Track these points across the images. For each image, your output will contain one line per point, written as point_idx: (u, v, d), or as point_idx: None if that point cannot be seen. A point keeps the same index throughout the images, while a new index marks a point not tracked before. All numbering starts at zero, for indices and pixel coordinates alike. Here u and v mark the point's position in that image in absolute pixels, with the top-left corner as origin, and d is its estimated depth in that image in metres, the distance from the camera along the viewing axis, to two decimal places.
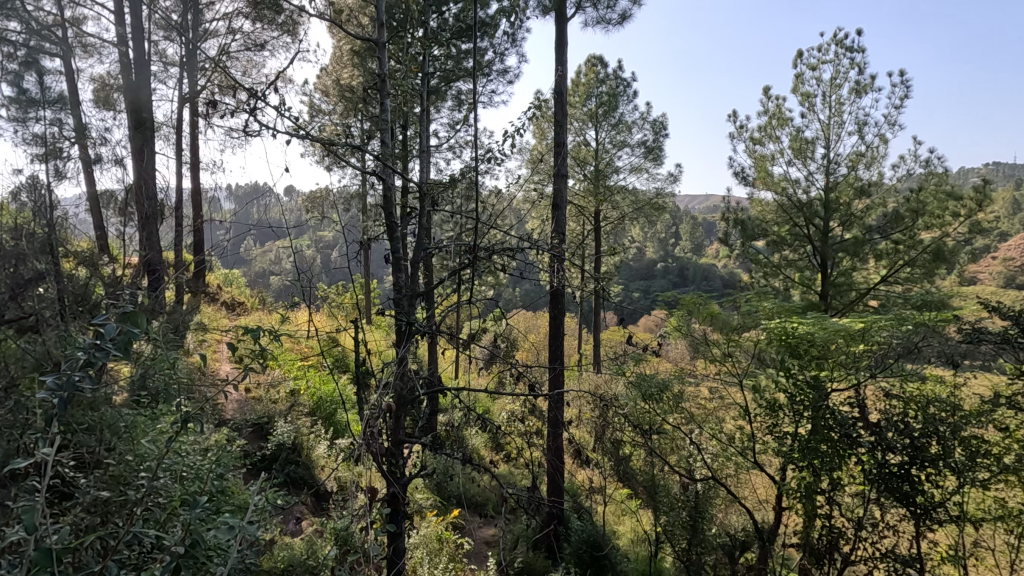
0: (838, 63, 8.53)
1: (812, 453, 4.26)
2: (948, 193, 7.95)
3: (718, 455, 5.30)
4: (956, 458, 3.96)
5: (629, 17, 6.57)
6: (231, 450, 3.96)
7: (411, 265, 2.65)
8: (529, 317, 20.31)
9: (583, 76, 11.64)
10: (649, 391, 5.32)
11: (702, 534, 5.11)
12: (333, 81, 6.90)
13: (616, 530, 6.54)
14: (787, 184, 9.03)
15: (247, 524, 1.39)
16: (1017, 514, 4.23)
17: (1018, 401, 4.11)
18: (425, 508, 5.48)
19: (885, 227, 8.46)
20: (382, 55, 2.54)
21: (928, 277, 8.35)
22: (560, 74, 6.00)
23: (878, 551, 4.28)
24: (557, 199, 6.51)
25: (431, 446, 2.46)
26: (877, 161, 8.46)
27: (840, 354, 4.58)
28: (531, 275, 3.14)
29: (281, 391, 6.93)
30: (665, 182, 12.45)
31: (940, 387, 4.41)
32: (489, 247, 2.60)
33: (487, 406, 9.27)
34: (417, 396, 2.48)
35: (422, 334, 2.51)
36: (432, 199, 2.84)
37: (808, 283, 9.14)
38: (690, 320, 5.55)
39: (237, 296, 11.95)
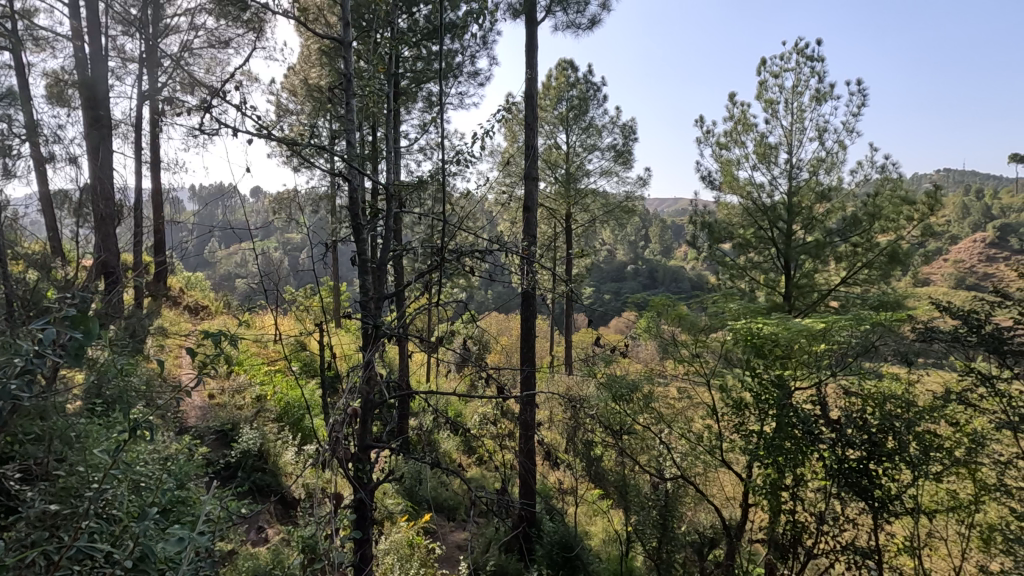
0: (799, 71, 8.78)
1: (776, 451, 4.35)
2: (903, 198, 8.26)
3: (687, 455, 5.38)
4: (911, 453, 4.11)
5: (599, 23, 6.65)
6: (192, 458, 3.84)
7: (378, 268, 2.60)
8: (502, 320, 20.40)
9: (554, 80, 11.72)
10: (620, 391, 5.39)
11: (671, 532, 5.18)
12: (301, 81, 6.78)
13: (587, 531, 6.57)
14: (752, 188, 9.29)
15: (198, 535, 1.36)
16: (967, 505, 4.43)
17: (968, 396, 4.29)
18: (396, 513, 5.41)
19: (845, 230, 8.73)
20: (347, 54, 2.50)
21: (884, 278, 8.65)
22: (530, 77, 6.03)
23: (839, 544, 4.39)
24: (528, 201, 6.53)
25: (400, 451, 2.43)
26: (836, 166, 8.75)
27: (803, 354, 4.72)
28: (502, 278, 3.12)
29: (247, 397, 6.76)
30: (635, 186, 12.61)
31: (896, 384, 4.59)
32: (458, 250, 2.58)
33: (460, 409, 9.23)
34: (384, 400, 2.45)
35: (389, 338, 2.48)
36: (400, 201, 2.80)
37: (772, 285, 9.39)
38: (659, 321, 5.60)
39: (200, 300, 11.61)
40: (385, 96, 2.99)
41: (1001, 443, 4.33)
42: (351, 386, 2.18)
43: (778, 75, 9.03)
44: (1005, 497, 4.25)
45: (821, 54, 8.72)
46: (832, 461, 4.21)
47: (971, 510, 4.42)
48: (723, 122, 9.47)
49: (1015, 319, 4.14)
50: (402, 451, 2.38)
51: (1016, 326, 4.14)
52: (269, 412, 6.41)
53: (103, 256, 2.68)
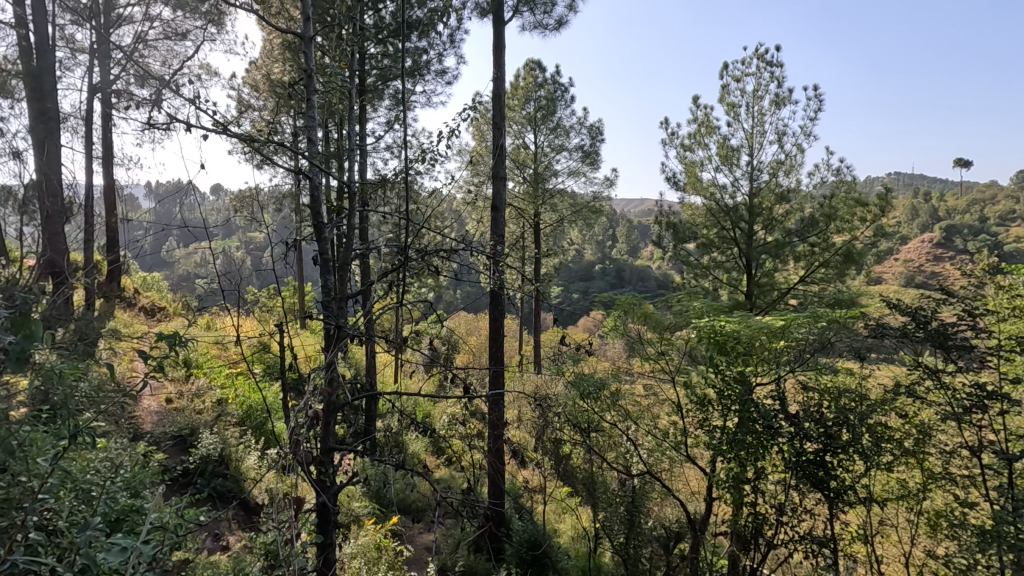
0: (759, 75, 9.03)
1: (739, 445, 4.48)
2: (856, 200, 8.59)
3: (653, 451, 5.46)
4: (864, 444, 4.30)
5: (566, 24, 6.69)
6: (148, 466, 3.70)
7: (341, 267, 2.56)
8: (470, 320, 20.39)
9: (521, 79, 11.73)
10: (587, 389, 5.46)
11: (638, 528, 5.26)
12: (263, 76, 6.60)
13: (556, 529, 6.61)
14: (715, 189, 9.48)
15: (144, 545, 1.32)
16: (915, 492, 4.64)
17: (916, 390, 4.50)
18: (363, 516, 5.34)
19: (803, 231, 9.01)
20: (308, 49, 2.45)
21: (840, 277, 8.97)
22: (497, 76, 6.02)
23: (797, 534, 4.54)
24: (497, 200, 6.52)
25: (366, 454, 2.39)
26: (795, 169, 9.03)
27: (763, 350, 4.81)
28: (470, 277, 3.11)
29: (207, 401, 6.55)
30: (603, 186, 12.76)
31: (850, 379, 4.79)
32: (423, 249, 2.55)
33: (429, 410, 9.17)
34: (347, 401, 2.40)
35: (353, 338, 2.43)
36: (365, 200, 2.76)
37: (734, 284, 9.66)
38: (626, 319, 5.66)
39: (157, 301, 11.19)
40: (351, 93, 2.94)
41: (946, 433, 4.55)
42: (313, 388, 2.14)
43: (740, 79, 9.27)
44: (950, 485, 4.46)
45: (780, 60, 9.01)
46: (791, 453, 4.35)
47: (919, 497, 4.62)
48: (687, 124, 9.67)
49: (958, 315, 4.40)
50: (369, 455, 2.34)
51: (959, 322, 4.39)
52: (230, 416, 6.23)
53: (50, 256, 2.55)
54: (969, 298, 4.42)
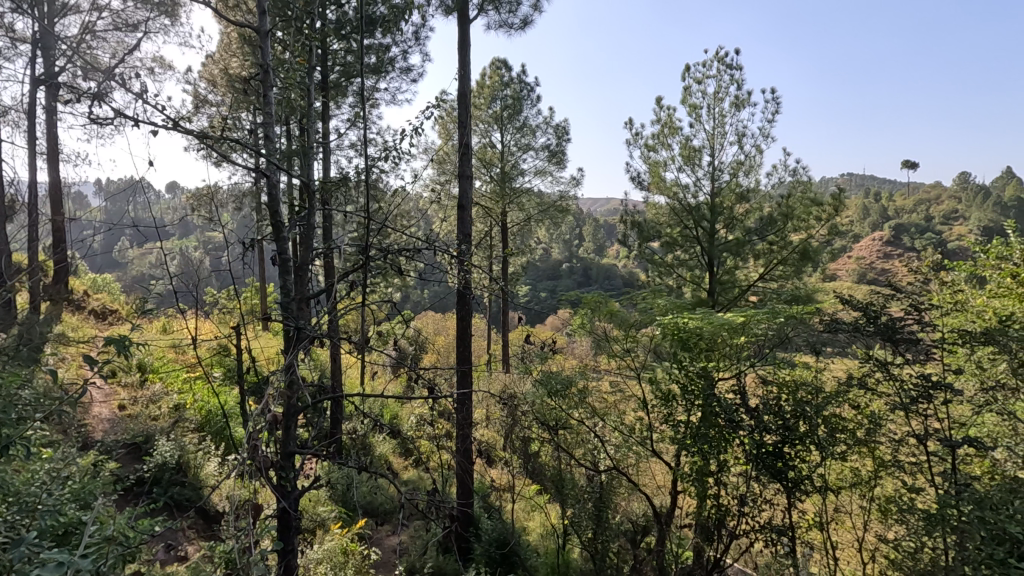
0: (720, 78, 9.25)
1: (702, 439, 4.60)
2: (812, 200, 8.89)
3: (620, 447, 5.53)
4: (819, 435, 4.45)
5: (530, 23, 6.70)
6: (99, 476, 3.56)
7: (300, 267, 2.50)
8: (438, 321, 20.27)
9: (488, 78, 11.70)
10: (554, 387, 5.52)
11: (606, 523, 5.32)
12: (220, 70, 6.39)
13: (525, 527, 6.63)
14: (678, 188, 9.68)
15: (82, 559, 1.26)
16: (867, 480, 4.85)
17: (867, 381, 4.67)
18: (328, 520, 5.25)
19: (762, 229, 9.28)
20: (265, 45, 2.40)
21: (797, 274, 9.28)
22: (463, 74, 6.00)
23: (758, 524, 4.64)
24: (463, 200, 6.48)
25: (329, 458, 2.34)
26: (754, 169, 9.29)
27: (724, 346, 5.10)
28: (436, 276, 3.08)
29: (163, 407, 6.33)
30: (569, 185, 12.85)
31: (807, 372, 4.95)
32: (383, 249, 2.50)
33: (396, 411, 9.08)
34: (307, 404, 2.36)
35: (313, 339, 2.38)
36: (326, 199, 2.72)
37: (697, 281, 9.89)
38: (593, 317, 5.72)
39: (108, 304, 10.73)
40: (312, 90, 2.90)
41: (895, 422, 4.75)
42: (270, 391, 2.09)
43: (701, 81, 9.47)
44: (899, 471, 4.68)
45: (738, 63, 9.25)
46: (751, 445, 4.47)
47: (871, 484, 4.84)
48: (651, 125, 9.83)
49: (905, 309, 4.56)
50: (332, 459, 2.29)
51: (907, 316, 4.55)
52: (188, 422, 6.03)
53: None
54: (915, 293, 4.60)
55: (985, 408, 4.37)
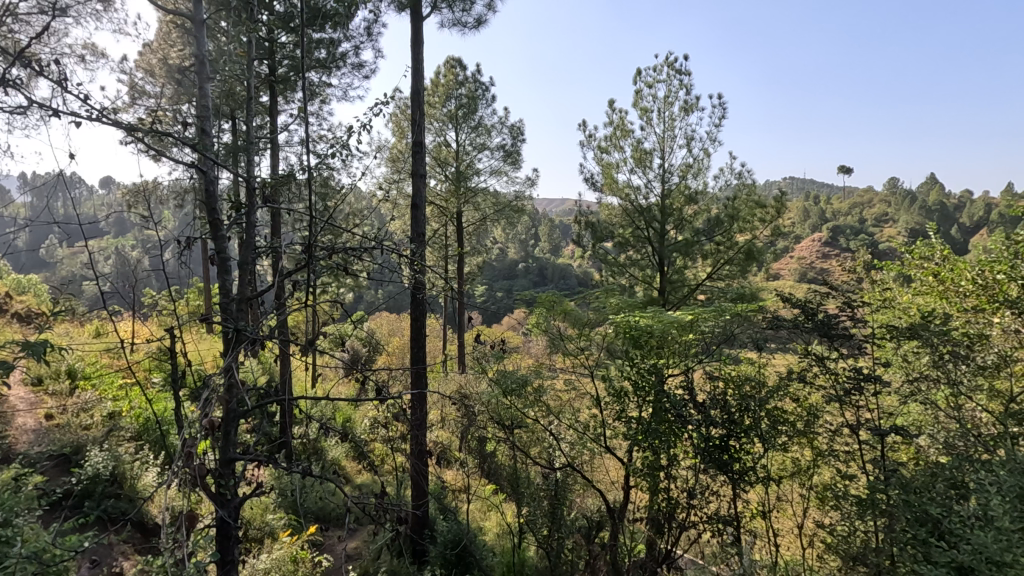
0: (670, 82, 9.49)
1: (653, 434, 4.73)
2: (756, 202, 9.26)
3: (575, 443, 5.59)
4: (762, 428, 4.66)
5: (485, 23, 6.69)
6: (22, 491, 3.31)
7: (240, 266, 2.42)
8: (394, 321, 20.01)
9: (443, 76, 11.57)
10: (509, 386, 5.59)
11: (561, 519, 5.38)
12: (157, 59, 6.05)
13: (481, 527, 6.62)
14: (630, 190, 9.88)
15: None
16: (806, 469, 5.10)
17: (805, 375, 4.90)
18: (277, 528, 5.09)
19: (710, 230, 9.59)
20: (201, 35, 2.31)
21: (742, 273, 9.64)
22: (416, 72, 5.92)
23: (705, 516, 4.80)
24: (416, 199, 6.39)
25: (274, 464, 2.27)
26: (702, 172, 9.58)
27: (674, 344, 5.14)
28: (389, 276, 3.01)
29: (95, 415, 5.95)
30: (524, 186, 12.89)
31: (750, 367, 5.16)
32: (329, 248, 2.42)
33: (349, 414, 8.88)
34: (247, 408, 2.28)
35: (254, 341, 2.29)
36: (268, 196, 2.63)
37: (649, 281, 10.15)
38: (548, 317, 5.77)
39: (34, 306, 10.03)
40: (253, 82, 2.80)
41: (831, 414, 5.01)
42: (207, 396, 1.99)
43: (652, 85, 9.68)
44: (834, 460, 4.94)
45: (687, 69, 9.51)
46: (699, 439, 4.62)
47: (809, 473, 5.10)
48: (604, 127, 9.96)
49: (839, 306, 4.79)
50: (279, 467, 2.22)
51: (841, 313, 4.78)
52: (123, 431, 5.69)
53: None
54: (848, 290, 4.84)
55: (911, 399, 4.67)
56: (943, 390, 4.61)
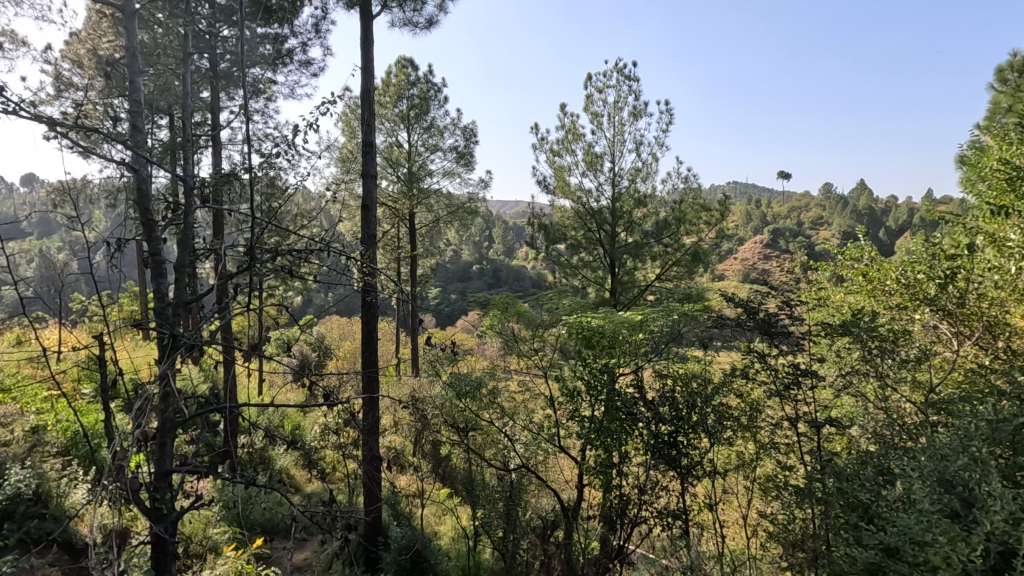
0: (619, 88, 9.69)
1: (605, 433, 4.82)
2: (702, 206, 9.58)
3: (529, 445, 5.64)
4: (708, 424, 4.89)
5: (436, 24, 6.65)
6: None
7: (177, 268, 2.30)
8: (344, 325, 19.58)
9: (394, 76, 11.38)
10: (464, 389, 5.58)
11: (516, 520, 5.39)
12: (84, 48, 5.67)
13: (437, 531, 6.57)
14: (582, 193, 10.05)
15: None
16: (749, 462, 5.32)
17: (748, 372, 5.10)
18: (220, 543, 4.87)
19: (658, 233, 9.85)
20: (132, 26, 2.18)
21: (689, 274, 9.95)
22: (366, 71, 5.82)
23: (656, 511, 4.90)
24: (367, 199, 6.27)
25: (215, 476, 2.18)
26: (651, 176, 9.84)
27: (625, 343, 5.18)
28: (338, 277, 2.93)
29: (15, 430, 5.51)
30: (477, 187, 12.87)
31: (697, 365, 5.33)
32: (272, 249, 2.33)
33: (298, 422, 8.60)
34: (184, 418, 2.18)
35: (192, 347, 2.18)
36: (207, 196, 2.51)
37: (601, 282, 10.33)
38: (503, 318, 5.74)
39: None
40: (190, 75, 2.67)
41: (773, 408, 5.23)
42: (140, 406, 1.88)
43: (602, 90, 9.86)
44: (775, 452, 5.18)
45: (636, 75, 9.75)
46: (649, 437, 4.75)
47: (752, 465, 5.33)
48: (556, 130, 10.09)
49: (779, 305, 4.97)
50: (220, 479, 2.12)
51: (780, 312, 4.96)
52: (48, 447, 5.30)
53: None
54: (787, 290, 5.02)
55: (844, 391, 4.94)
56: (871, 382, 4.90)
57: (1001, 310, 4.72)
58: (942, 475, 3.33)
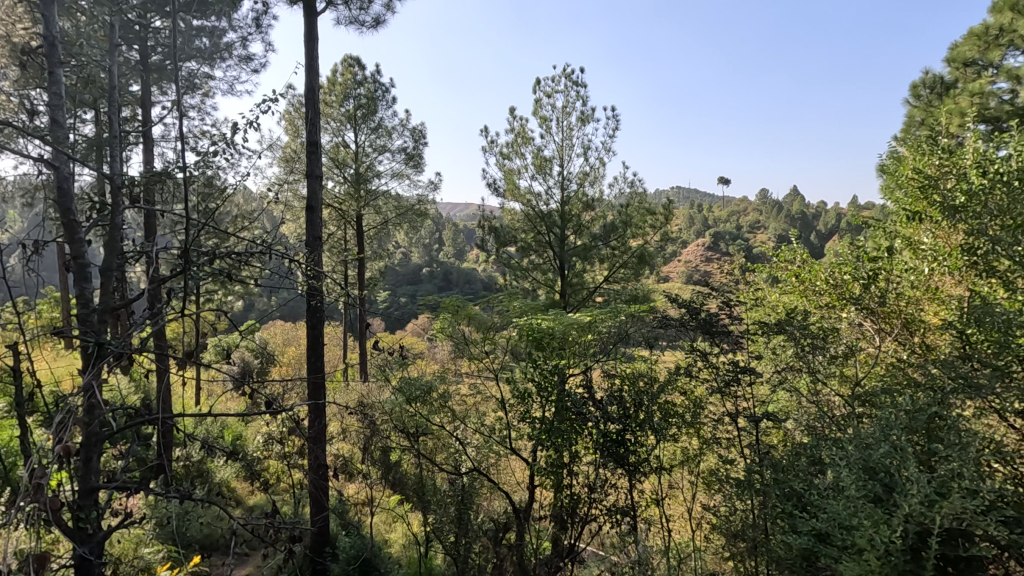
0: (568, 93, 9.84)
1: (556, 433, 4.86)
2: (647, 209, 9.87)
3: (481, 448, 5.63)
4: (654, 420, 5.04)
5: (383, 23, 6.56)
6: None
7: (103, 272, 2.16)
8: (289, 330, 18.97)
9: (339, 75, 11.12)
10: (414, 393, 5.50)
11: (468, 524, 5.32)
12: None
13: (387, 539, 6.46)
14: (532, 196, 10.15)
15: None
16: (693, 457, 5.52)
17: (691, 370, 5.29)
18: (153, 562, 4.59)
19: (606, 235, 10.07)
20: (49, 15, 2.05)
21: (636, 276, 10.23)
22: (311, 69, 5.66)
23: (606, 509, 4.98)
24: (312, 201, 6.09)
25: (147, 491, 2.06)
26: (599, 180, 10.05)
27: (575, 344, 5.25)
28: (282, 281, 2.84)
29: None
30: (427, 189, 12.75)
31: (643, 364, 5.47)
32: (208, 251, 2.22)
33: (239, 432, 8.24)
34: (111, 431, 2.05)
35: (120, 356, 2.05)
36: (136, 196, 2.38)
37: (551, 284, 10.45)
38: (453, 321, 5.66)
39: None
40: (115, 67, 2.52)
41: (714, 404, 5.44)
42: (61, 420, 1.75)
43: (550, 94, 9.99)
44: (717, 447, 5.40)
45: (583, 81, 9.93)
46: (598, 435, 4.84)
47: (696, 460, 5.53)
48: (505, 134, 10.12)
49: (719, 305, 5.19)
50: (152, 494, 2.00)
51: (721, 311, 5.17)
52: None
53: None
54: (727, 291, 5.25)
55: (780, 386, 5.22)
56: (804, 377, 5.16)
57: (916, 309, 5.05)
58: (866, 463, 3.56)
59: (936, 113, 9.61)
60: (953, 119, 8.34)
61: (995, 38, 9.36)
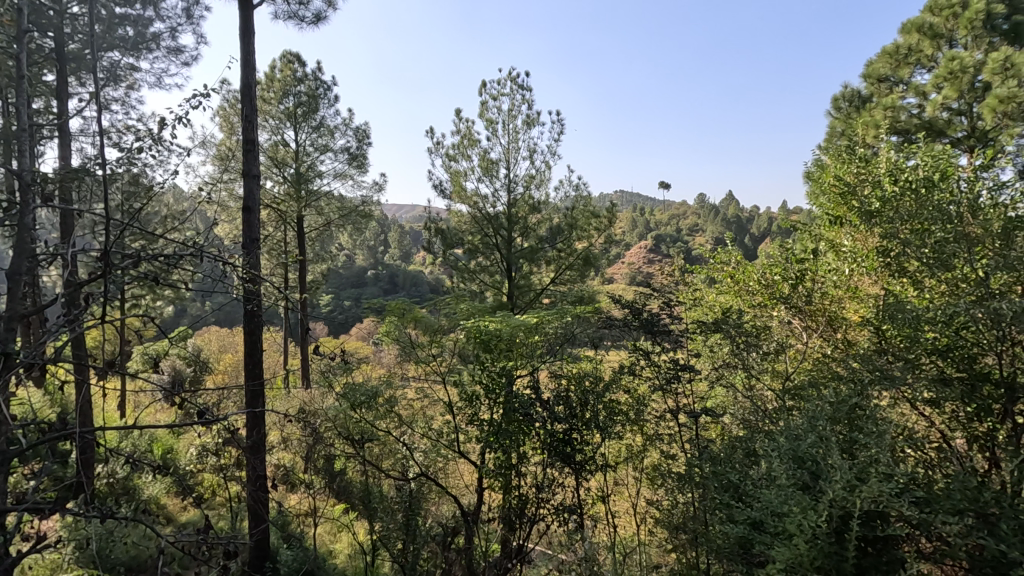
0: (514, 96, 9.90)
1: (503, 435, 4.87)
2: (592, 213, 10.06)
3: (428, 452, 5.56)
4: (600, 420, 5.11)
5: (324, 20, 6.37)
6: None
7: (11, 275, 1.98)
8: (225, 336, 18.09)
9: (278, 71, 10.71)
10: (358, 399, 5.37)
11: (415, 530, 5.22)
12: None
13: (331, 550, 6.28)
14: (478, 198, 10.13)
15: None
16: (637, 453, 5.67)
17: (634, 368, 5.43)
18: None
19: (552, 237, 10.20)
20: None
21: (581, 277, 10.42)
22: (246, 63, 5.42)
23: (554, 508, 5.03)
24: (249, 201, 5.83)
25: (64, 512, 1.90)
26: (544, 182, 10.16)
27: (522, 346, 5.27)
28: (215, 285, 2.70)
29: None
30: (371, 190, 12.50)
31: (589, 364, 5.56)
32: (133, 254, 2.08)
33: (169, 445, 7.78)
34: (21, 449, 1.87)
35: (32, 367, 1.88)
36: (49, 193, 2.19)
37: (499, 286, 10.48)
38: (399, 325, 5.54)
39: None
40: (23, 54, 2.32)
41: (656, 402, 5.61)
42: None
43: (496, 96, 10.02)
44: (660, 442, 5.58)
45: (529, 85, 10.02)
46: (546, 435, 4.91)
47: (640, 456, 5.69)
48: (451, 135, 10.06)
49: (660, 306, 5.37)
50: (69, 515, 1.84)
51: (662, 311, 5.35)
52: None
53: None
54: (667, 292, 5.44)
55: (717, 382, 5.45)
56: (739, 374, 5.42)
57: (839, 307, 5.45)
58: (796, 453, 3.76)
59: (855, 124, 10.33)
60: (868, 131, 8.98)
61: (905, 57, 10.13)
